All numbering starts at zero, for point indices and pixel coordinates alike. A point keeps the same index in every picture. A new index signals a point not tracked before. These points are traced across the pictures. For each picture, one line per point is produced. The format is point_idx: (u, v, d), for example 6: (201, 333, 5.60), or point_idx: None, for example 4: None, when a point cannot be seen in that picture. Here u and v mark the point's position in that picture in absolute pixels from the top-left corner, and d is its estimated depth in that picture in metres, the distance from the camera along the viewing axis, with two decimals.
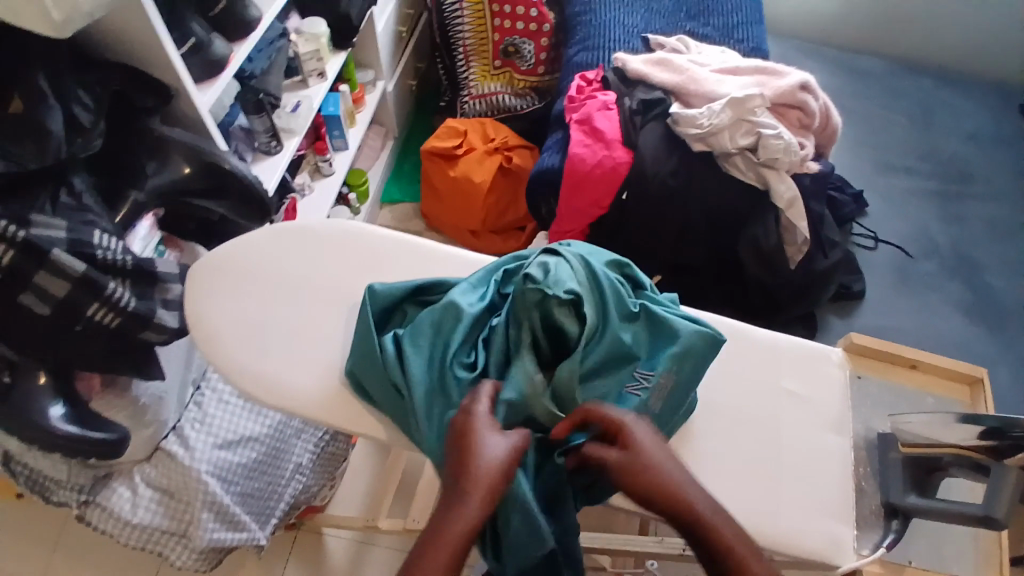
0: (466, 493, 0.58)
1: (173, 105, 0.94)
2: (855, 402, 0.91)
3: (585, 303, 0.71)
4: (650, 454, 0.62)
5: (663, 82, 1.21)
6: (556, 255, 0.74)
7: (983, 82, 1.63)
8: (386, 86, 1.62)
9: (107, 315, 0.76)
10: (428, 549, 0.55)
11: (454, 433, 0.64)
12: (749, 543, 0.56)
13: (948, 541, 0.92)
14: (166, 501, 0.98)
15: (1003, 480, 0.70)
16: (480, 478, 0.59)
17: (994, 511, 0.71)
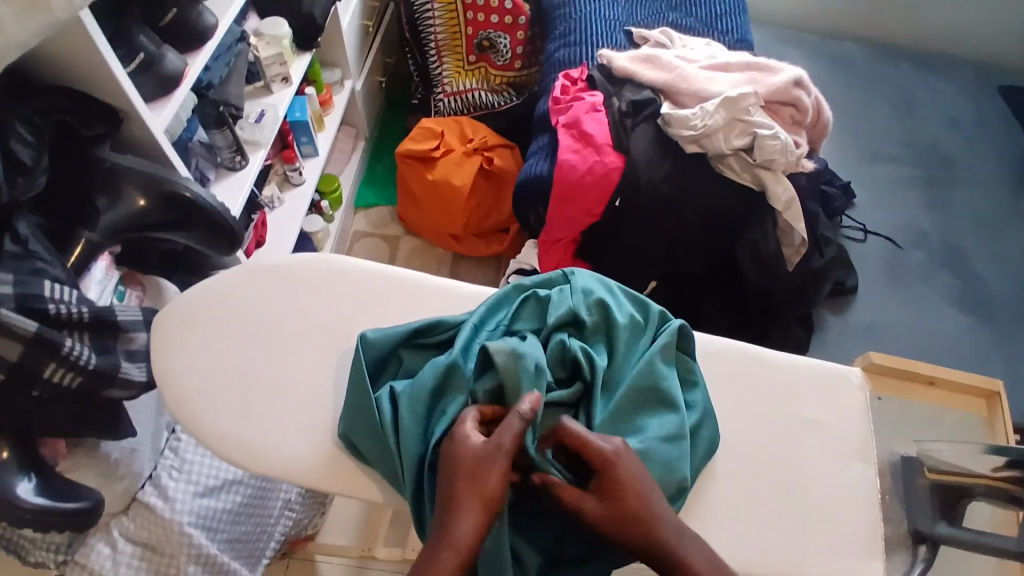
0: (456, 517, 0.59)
1: (121, 129, 0.84)
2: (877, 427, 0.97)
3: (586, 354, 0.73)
4: (634, 497, 0.62)
5: (651, 81, 1.16)
6: (553, 304, 0.76)
7: (961, 65, 1.62)
8: (355, 85, 1.52)
9: (66, 375, 0.67)
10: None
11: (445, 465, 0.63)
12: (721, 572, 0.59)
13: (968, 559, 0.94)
14: (149, 556, 0.90)
15: None
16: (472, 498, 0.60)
17: None
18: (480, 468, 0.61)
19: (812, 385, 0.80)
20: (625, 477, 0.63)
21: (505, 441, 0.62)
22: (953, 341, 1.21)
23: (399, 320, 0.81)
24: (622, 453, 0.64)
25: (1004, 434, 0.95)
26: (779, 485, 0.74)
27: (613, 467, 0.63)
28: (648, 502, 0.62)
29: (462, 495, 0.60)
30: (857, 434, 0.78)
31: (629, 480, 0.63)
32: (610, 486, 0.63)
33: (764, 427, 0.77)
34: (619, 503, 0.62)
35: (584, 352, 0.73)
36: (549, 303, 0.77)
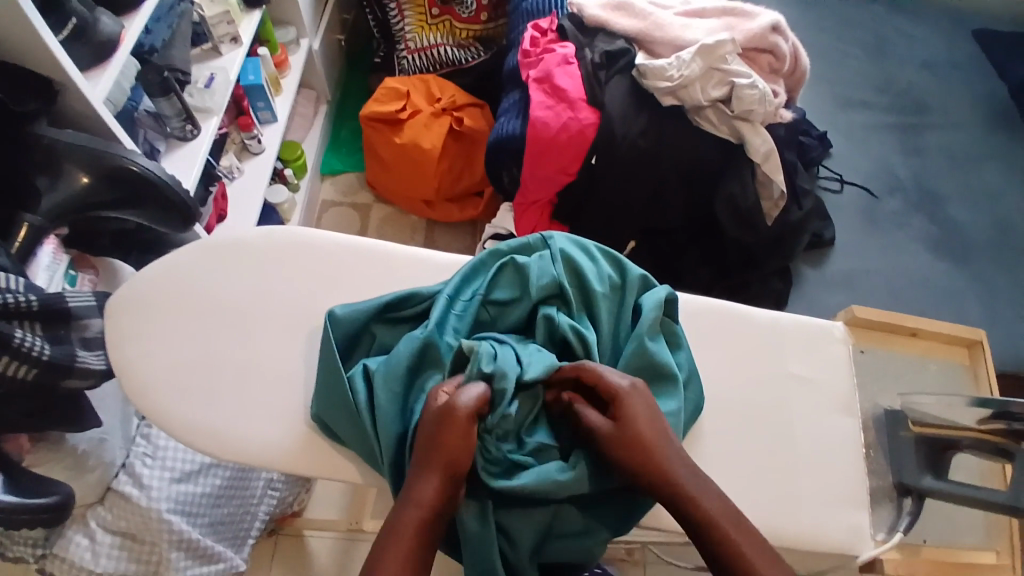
0: (424, 473, 0.60)
1: (57, 102, 0.77)
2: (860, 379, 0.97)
3: (574, 331, 0.71)
4: (645, 431, 0.63)
5: (624, 30, 1.11)
6: (533, 273, 0.73)
7: (932, 6, 1.59)
8: (312, 44, 1.43)
9: (20, 368, 0.62)
10: (390, 542, 0.56)
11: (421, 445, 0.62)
12: (730, 512, 0.59)
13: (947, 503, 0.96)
14: (130, 545, 0.87)
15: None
16: (433, 456, 0.60)
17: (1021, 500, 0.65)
18: (447, 427, 0.61)
19: (798, 340, 0.79)
20: (635, 413, 0.64)
21: (459, 404, 0.62)
22: (928, 288, 1.22)
23: (371, 295, 0.77)
24: (636, 390, 0.65)
25: (987, 380, 0.96)
26: (766, 443, 0.73)
27: (624, 403, 0.64)
28: (654, 438, 0.63)
29: (427, 455, 0.61)
30: (842, 388, 0.78)
31: (639, 418, 0.64)
32: (621, 421, 0.64)
33: (751, 385, 0.76)
34: (627, 435, 0.63)
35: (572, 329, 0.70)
36: (529, 271, 0.73)
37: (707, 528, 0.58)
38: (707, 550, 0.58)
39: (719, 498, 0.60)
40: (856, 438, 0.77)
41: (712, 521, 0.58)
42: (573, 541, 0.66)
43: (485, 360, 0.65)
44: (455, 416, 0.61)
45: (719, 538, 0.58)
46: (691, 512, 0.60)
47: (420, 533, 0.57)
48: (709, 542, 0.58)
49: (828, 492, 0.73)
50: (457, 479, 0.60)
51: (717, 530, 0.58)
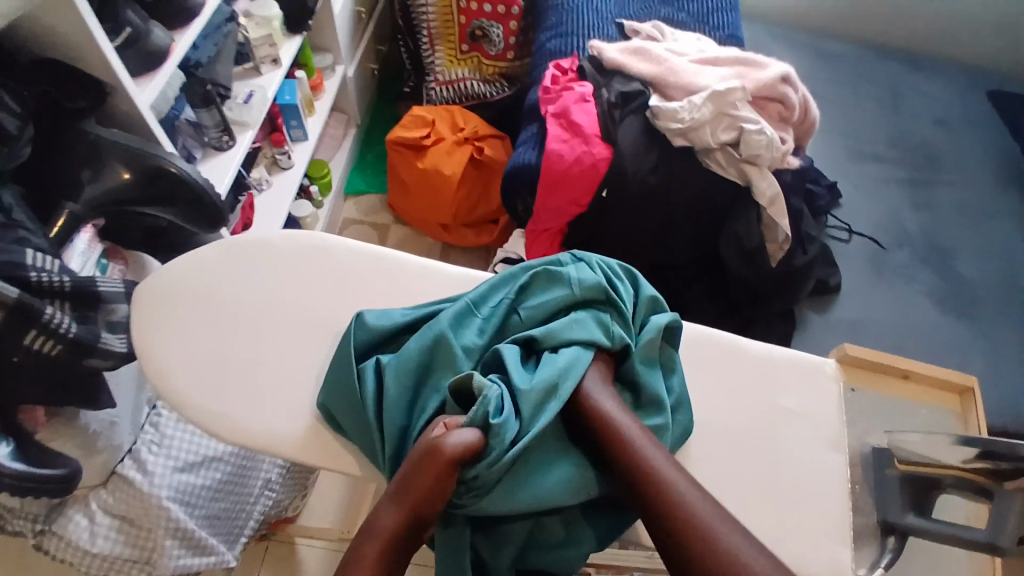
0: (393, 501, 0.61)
1: (107, 103, 0.84)
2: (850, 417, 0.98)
3: (595, 338, 0.73)
4: (600, 407, 0.68)
5: (641, 73, 1.17)
6: (565, 278, 0.76)
7: (948, 66, 1.64)
8: (347, 71, 1.52)
9: (47, 343, 0.67)
10: (353, 563, 0.58)
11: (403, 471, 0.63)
12: (728, 521, 0.58)
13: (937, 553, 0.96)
14: (127, 529, 0.89)
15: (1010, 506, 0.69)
16: (406, 491, 0.61)
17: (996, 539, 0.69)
18: (428, 462, 0.61)
19: (790, 374, 0.81)
20: (590, 394, 0.69)
21: (446, 446, 0.61)
22: (930, 340, 1.22)
23: (383, 300, 0.81)
24: (593, 377, 0.71)
25: (977, 428, 0.97)
26: (752, 473, 0.75)
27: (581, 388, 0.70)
28: (608, 411, 0.68)
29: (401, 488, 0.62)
30: (831, 425, 0.80)
31: (597, 398, 0.69)
32: (578, 403, 0.69)
33: (742, 415, 0.78)
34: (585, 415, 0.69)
35: (587, 327, 0.73)
36: (567, 276, 0.76)
37: (650, 488, 0.62)
38: (652, 508, 0.61)
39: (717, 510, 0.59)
40: (842, 475, 0.77)
41: (658, 481, 0.62)
42: (547, 544, 0.68)
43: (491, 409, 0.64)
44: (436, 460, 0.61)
45: (664, 497, 0.61)
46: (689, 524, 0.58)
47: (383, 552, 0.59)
48: (654, 502, 0.61)
49: (812, 526, 0.74)
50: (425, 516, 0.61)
51: (664, 489, 0.61)
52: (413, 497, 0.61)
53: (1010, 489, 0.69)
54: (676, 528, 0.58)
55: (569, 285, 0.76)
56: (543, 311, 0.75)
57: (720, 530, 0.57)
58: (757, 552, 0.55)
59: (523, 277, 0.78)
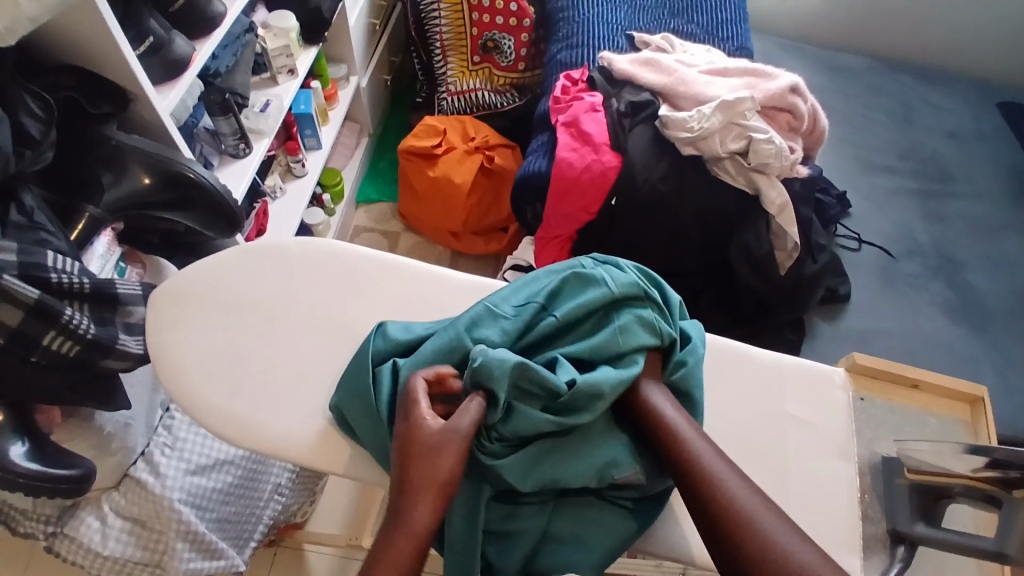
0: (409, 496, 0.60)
1: (130, 110, 0.86)
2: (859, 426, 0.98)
3: (639, 341, 0.70)
4: (659, 413, 0.67)
5: (650, 83, 1.18)
6: (597, 280, 0.73)
7: (959, 80, 1.64)
8: (360, 81, 1.54)
9: (64, 344, 0.68)
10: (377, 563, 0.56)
11: (398, 444, 0.63)
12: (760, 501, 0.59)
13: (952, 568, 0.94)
14: (138, 531, 0.90)
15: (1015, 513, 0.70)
16: (420, 480, 0.60)
17: (1004, 545, 0.72)
18: (438, 445, 0.62)
19: (800, 382, 0.81)
20: (651, 399, 0.69)
21: (460, 425, 0.63)
22: (941, 352, 1.21)
23: (394, 304, 0.83)
24: (654, 383, 0.70)
25: (987, 438, 0.96)
26: (761, 480, 0.75)
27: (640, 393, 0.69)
28: (667, 415, 0.67)
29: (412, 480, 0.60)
30: (840, 432, 0.80)
31: (648, 392, 0.69)
32: (637, 408, 0.69)
33: (754, 422, 0.78)
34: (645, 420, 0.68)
35: (632, 330, 0.71)
36: (599, 276, 0.74)
37: (687, 466, 0.63)
38: (711, 512, 0.59)
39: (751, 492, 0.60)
40: (851, 483, 0.77)
41: (715, 485, 0.60)
42: (570, 545, 0.68)
43: (511, 368, 0.64)
44: (449, 440, 0.62)
45: (720, 502, 0.59)
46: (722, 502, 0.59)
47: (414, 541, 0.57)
48: (713, 508, 0.59)
49: (820, 535, 0.74)
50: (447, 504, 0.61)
51: (723, 495, 0.60)
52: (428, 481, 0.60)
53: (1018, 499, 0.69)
54: (710, 504, 0.59)
55: (604, 284, 0.73)
56: (575, 313, 0.72)
57: (781, 537, 0.55)
58: (817, 556, 0.53)
59: (551, 280, 0.76)
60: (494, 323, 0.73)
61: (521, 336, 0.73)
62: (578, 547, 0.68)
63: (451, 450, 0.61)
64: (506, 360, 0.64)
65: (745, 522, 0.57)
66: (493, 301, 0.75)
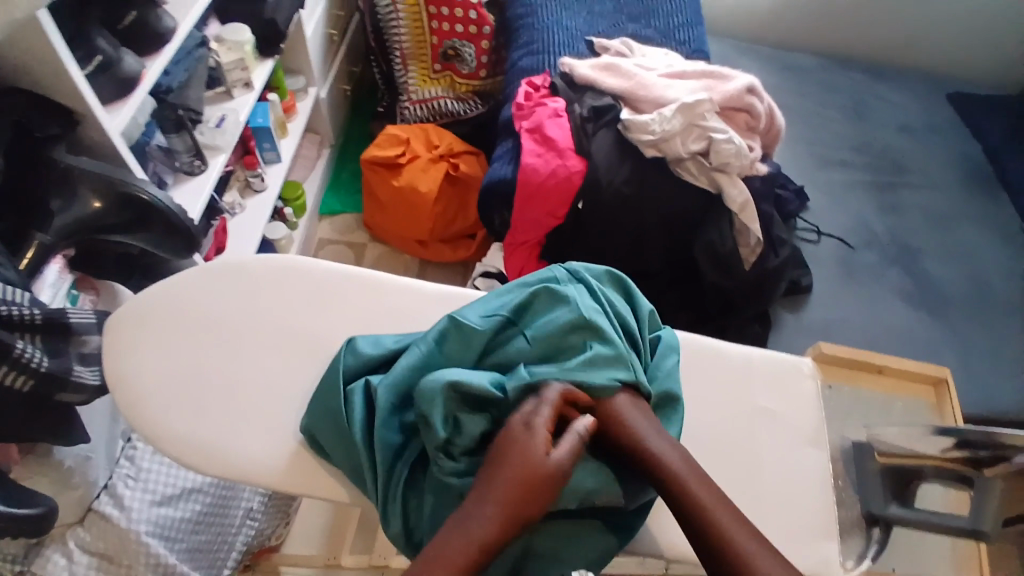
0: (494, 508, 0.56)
1: (78, 131, 0.83)
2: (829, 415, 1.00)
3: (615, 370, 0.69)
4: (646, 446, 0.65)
5: (611, 88, 1.19)
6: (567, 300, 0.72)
7: (906, 74, 1.70)
8: (319, 92, 1.52)
9: (17, 379, 0.65)
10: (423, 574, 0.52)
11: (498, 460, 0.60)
12: (752, 533, 0.58)
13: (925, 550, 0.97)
14: (107, 567, 0.86)
15: (988, 489, 0.72)
16: (511, 497, 0.57)
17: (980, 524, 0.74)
18: (534, 474, 0.58)
19: (772, 376, 0.83)
20: (633, 428, 0.66)
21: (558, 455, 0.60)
22: (901, 338, 1.25)
23: (361, 320, 0.81)
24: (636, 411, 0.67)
25: (953, 419, 0.99)
26: (738, 474, 0.76)
27: (622, 422, 0.66)
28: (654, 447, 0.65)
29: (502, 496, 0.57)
30: (810, 423, 0.81)
31: (618, 405, 0.67)
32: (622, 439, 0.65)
33: (727, 417, 0.79)
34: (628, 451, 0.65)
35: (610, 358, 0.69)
36: (570, 298, 0.72)
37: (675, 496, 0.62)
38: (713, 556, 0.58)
39: (742, 523, 0.59)
40: (823, 472, 0.79)
41: (725, 538, 0.58)
42: (556, 569, 0.66)
43: (444, 381, 0.65)
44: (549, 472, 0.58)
45: (722, 542, 0.58)
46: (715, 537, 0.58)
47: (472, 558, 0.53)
48: (713, 547, 0.58)
49: (794, 524, 0.75)
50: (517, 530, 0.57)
51: (722, 535, 0.58)
52: (508, 503, 0.57)
53: (988, 476, 0.72)
54: (706, 538, 0.59)
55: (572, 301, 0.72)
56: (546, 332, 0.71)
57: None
58: None
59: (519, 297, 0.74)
60: (456, 338, 0.72)
61: (487, 355, 0.73)
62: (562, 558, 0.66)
63: (551, 482, 0.58)
64: (439, 379, 0.65)
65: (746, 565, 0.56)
66: (458, 315, 0.73)
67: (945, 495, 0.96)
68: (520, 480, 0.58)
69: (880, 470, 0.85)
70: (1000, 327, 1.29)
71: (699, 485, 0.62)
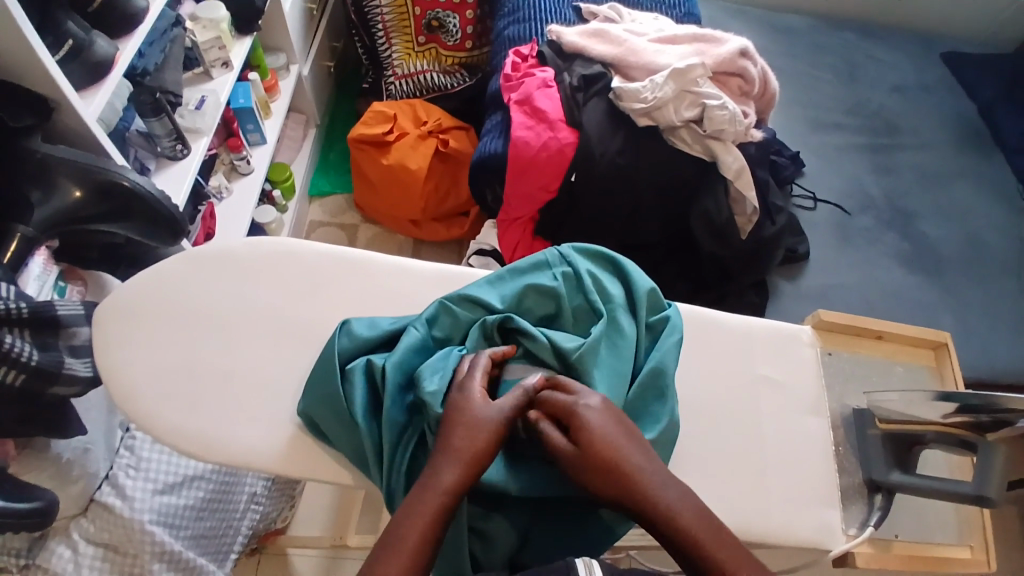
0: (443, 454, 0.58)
1: (53, 119, 0.80)
2: (829, 380, 1.00)
3: (587, 362, 0.69)
4: (607, 440, 0.59)
5: (601, 55, 1.16)
6: (556, 288, 0.74)
7: (898, 34, 1.67)
8: (301, 70, 1.48)
9: (8, 374, 0.64)
10: (389, 552, 0.51)
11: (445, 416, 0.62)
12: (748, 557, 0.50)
13: (931, 512, 0.97)
14: (113, 558, 0.86)
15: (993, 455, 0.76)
16: (463, 445, 0.59)
17: (986, 490, 0.78)
18: (472, 426, 0.60)
19: (774, 345, 0.83)
20: (595, 425, 0.60)
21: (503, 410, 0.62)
22: (899, 302, 1.25)
23: (356, 302, 0.80)
24: (595, 403, 0.62)
25: (953, 383, 1.00)
26: (743, 443, 0.76)
27: (581, 419, 0.61)
28: (614, 444, 0.59)
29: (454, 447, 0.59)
30: (811, 390, 0.82)
31: (590, 419, 0.61)
32: (581, 436, 0.60)
33: (730, 387, 0.79)
34: (590, 452, 0.58)
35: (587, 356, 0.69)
36: (558, 293, 0.74)
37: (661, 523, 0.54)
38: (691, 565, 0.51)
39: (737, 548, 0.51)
40: (824, 439, 0.79)
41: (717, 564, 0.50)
42: (557, 557, 0.66)
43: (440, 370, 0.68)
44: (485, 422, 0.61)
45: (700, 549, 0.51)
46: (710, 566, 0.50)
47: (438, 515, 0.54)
48: (691, 554, 0.51)
49: (797, 491, 0.75)
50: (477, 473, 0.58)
51: (693, 538, 0.52)
52: (459, 450, 0.58)
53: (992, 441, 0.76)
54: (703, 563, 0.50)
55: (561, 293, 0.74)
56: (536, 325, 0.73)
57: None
58: None
59: (511, 287, 0.75)
60: (451, 321, 0.73)
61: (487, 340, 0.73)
62: (562, 547, 0.66)
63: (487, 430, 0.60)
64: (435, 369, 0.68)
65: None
66: (451, 296, 0.74)
67: (947, 458, 0.97)
68: (464, 424, 0.60)
69: (881, 435, 0.87)
70: (995, 286, 1.29)
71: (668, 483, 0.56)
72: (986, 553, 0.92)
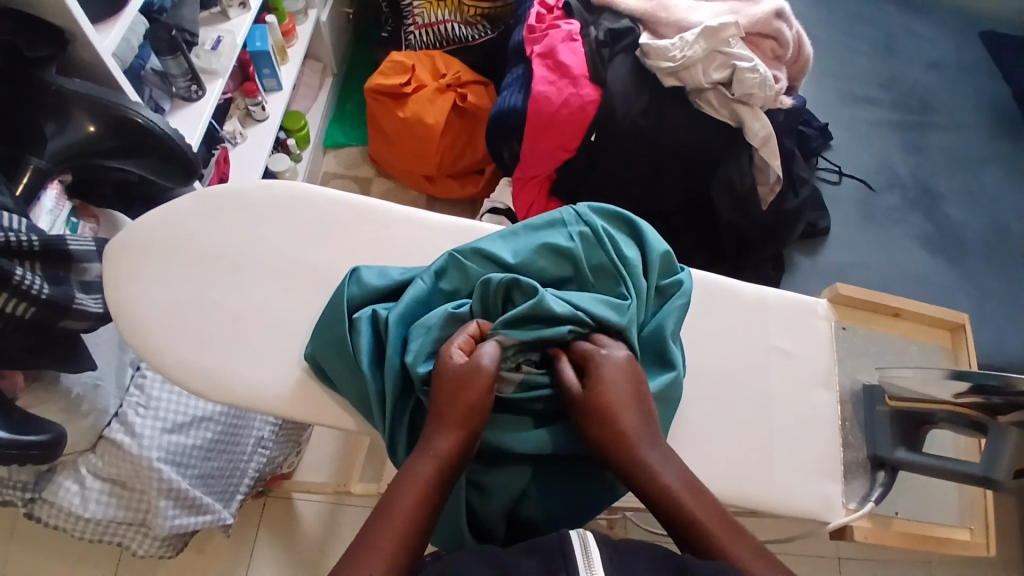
0: (442, 421, 0.60)
1: (68, 50, 0.78)
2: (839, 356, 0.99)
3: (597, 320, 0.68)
4: (617, 396, 0.62)
5: (631, 10, 1.12)
6: (569, 247, 0.72)
7: (942, 9, 1.60)
8: (320, 15, 1.44)
9: (19, 306, 0.64)
10: (386, 514, 0.53)
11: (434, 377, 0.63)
12: (723, 518, 0.54)
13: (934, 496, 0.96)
14: (119, 492, 0.89)
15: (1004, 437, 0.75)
16: (457, 407, 0.60)
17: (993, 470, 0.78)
18: (463, 385, 0.61)
19: (789, 316, 0.81)
20: (608, 377, 0.63)
21: (481, 364, 0.62)
22: (917, 284, 1.22)
23: (366, 253, 0.79)
24: (615, 358, 0.64)
25: (967, 362, 0.99)
26: (748, 411, 0.75)
27: (599, 369, 0.63)
28: (618, 402, 0.61)
29: (446, 404, 0.60)
30: (822, 364, 0.80)
31: (608, 373, 0.63)
32: (594, 385, 0.62)
33: (741, 355, 0.78)
34: (594, 403, 0.61)
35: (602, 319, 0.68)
36: (572, 252, 0.72)
37: (648, 480, 0.57)
38: (672, 522, 0.55)
39: (713, 506, 0.55)
40: (833, 413, 0.79)
41: (697, 524, 0.54)
42: (558, 519, 0.66)
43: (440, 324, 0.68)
44: (476, 376, 0.61)
45: (682, 510, 0.55)
46: (687, 526, 0.54)
47: (432, 480, 0.56)
48: (673, 514, 0.55)
49: (800, 465, 0.75)
50: (470, 436, 0.59)
51: (676, 500, 0.56)
52: (453, 409, 0.60)
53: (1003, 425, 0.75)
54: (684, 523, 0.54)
55: (574, 252, 0.72)
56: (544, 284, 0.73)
57: (743, 552, 0.51)
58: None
59: (525, 244, 0.73)
60: (461, 274, 0.72)
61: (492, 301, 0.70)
62: (567, 507, 0.66)
63: (477, 400, 0.60)
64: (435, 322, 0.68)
65: (702, 534, 0.53)
66: (462, 250, 0.73)
67: (957, 441, 0.96)
68: (458, 380, 0.61)
69: (889, 413, 0.86)
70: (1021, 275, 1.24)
71: (657, 444, 0.60)
72: (985, 537, 0.92)
